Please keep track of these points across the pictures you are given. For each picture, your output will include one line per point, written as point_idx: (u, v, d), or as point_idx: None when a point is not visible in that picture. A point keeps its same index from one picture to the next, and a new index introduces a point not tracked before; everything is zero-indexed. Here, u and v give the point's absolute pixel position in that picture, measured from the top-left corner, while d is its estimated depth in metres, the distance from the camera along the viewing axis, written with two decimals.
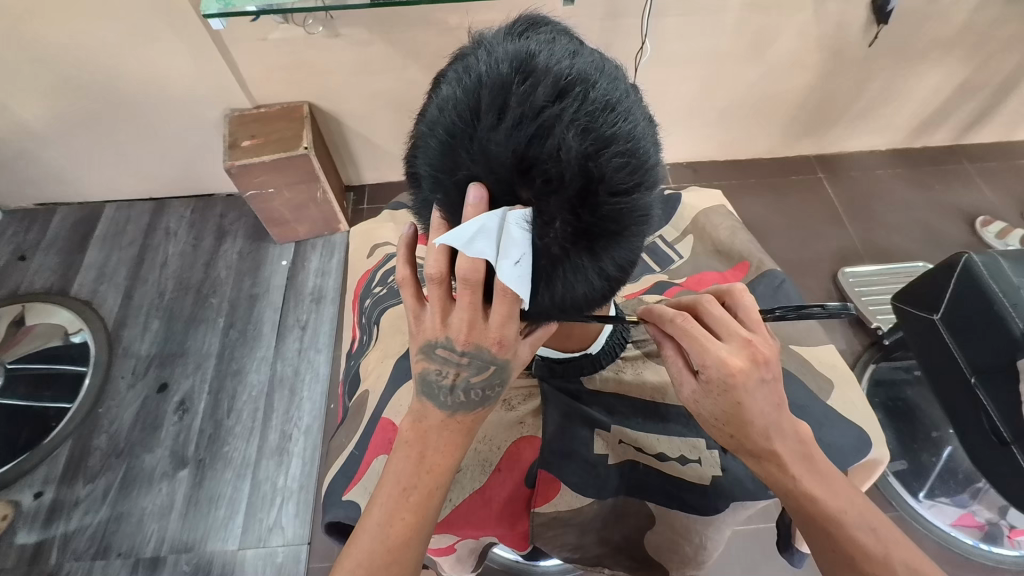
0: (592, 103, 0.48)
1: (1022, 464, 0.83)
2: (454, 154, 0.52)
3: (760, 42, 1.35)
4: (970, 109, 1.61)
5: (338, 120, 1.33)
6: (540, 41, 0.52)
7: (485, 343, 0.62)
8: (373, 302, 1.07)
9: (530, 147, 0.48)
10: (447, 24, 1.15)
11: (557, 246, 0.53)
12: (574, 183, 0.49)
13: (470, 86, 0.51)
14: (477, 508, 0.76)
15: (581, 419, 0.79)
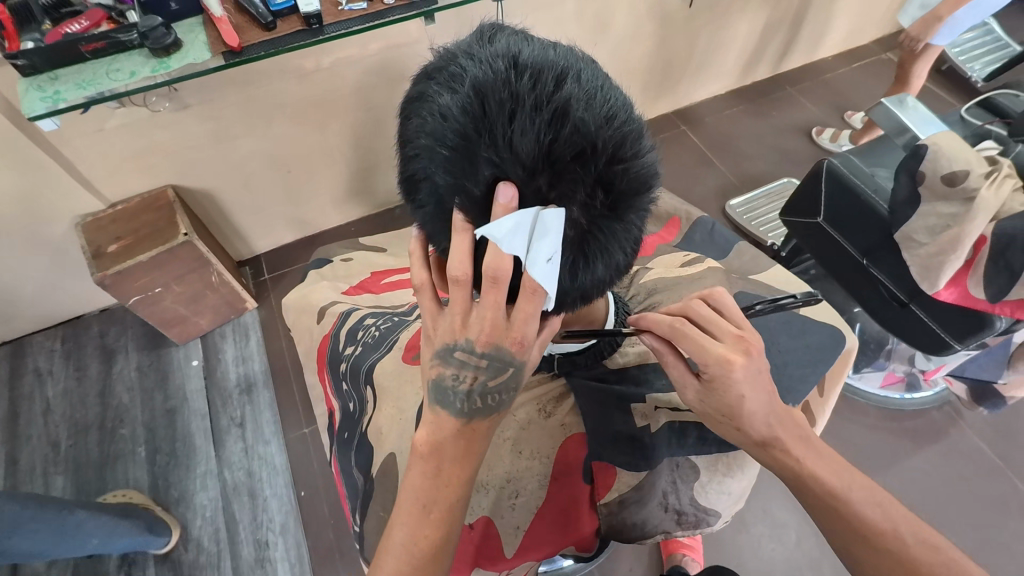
0: (591, 83, 0.40)
1: (921, 318, 0.92)
2: (460, 173, 0.41)
3: (603, 22, 1.28)
4: (778, 43, 1.63)
5: (209, 195, 1.19)
6: (510, 39, 0.43)
7: (506, 342, 0.46)
8: (350, 365, 0.70)
9: (558, 138, 0.38)
10: (305, 70, 1.04)
11: (590, 249, 0.43)
12: (604, 171, 0.40)
13: (459, 91, 0.40)
14: (545, 525, 0.60)
15: (604, 404, 0.60)
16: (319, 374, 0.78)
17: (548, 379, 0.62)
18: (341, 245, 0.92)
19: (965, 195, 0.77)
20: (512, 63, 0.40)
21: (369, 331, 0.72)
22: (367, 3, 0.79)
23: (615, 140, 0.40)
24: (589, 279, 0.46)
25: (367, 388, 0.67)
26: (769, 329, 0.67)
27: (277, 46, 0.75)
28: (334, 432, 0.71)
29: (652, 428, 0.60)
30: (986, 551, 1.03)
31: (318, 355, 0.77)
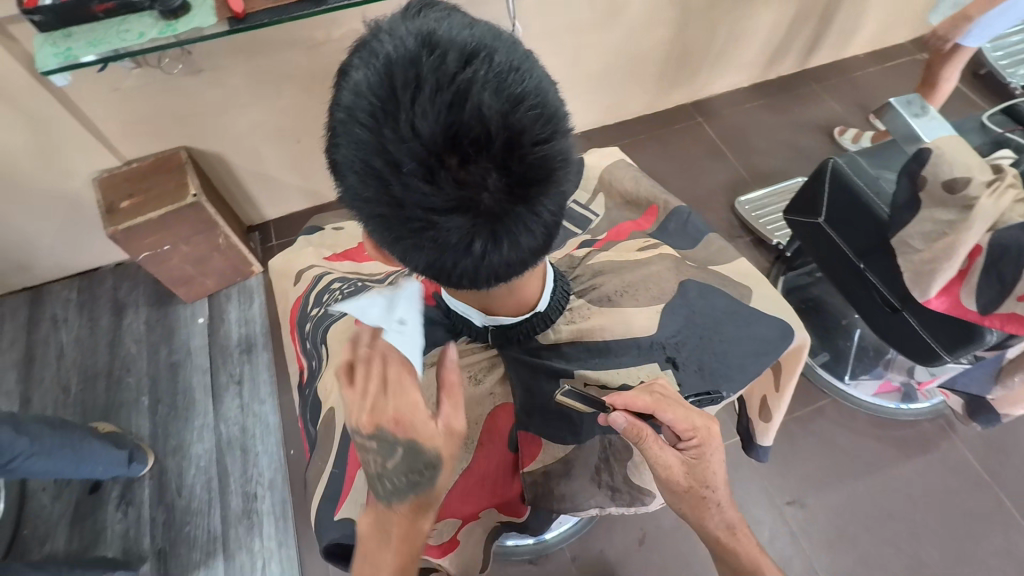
0: (501, 65, 0.41)
1: (912, 326, 0.90)
2: (367, 148, 0.41)
3: (619, 6, 1.26)
4: (805, 37, 1.58)
5: (220, 159, 1.22)
6: (432, 19, 0.44)
7: (388, 423, 0.46)
8: (315, 323, 0.73)
9: (457, 119, 0.39)
10: (315, 40, 1.05)
11: (494, 232, 0.44)
12: (505, 155, 0.41)
13: (372, 67, 0.41)
14: (472, 487, 0.63)
15: (533, 377, 0.61)
16: (290, 335, 0.80)
17: (483, 348, 0.64)
18: (332, 215, 0.94)
19: (963, 203, 0.75)
20: (424, 42, 0.40)
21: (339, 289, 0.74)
22: None
23: (518, 123, 0.40)
24: (501, 260, 0.46)
25: (324, 346, 0.69)
26: (714, 318, 0.65)
27: (280, 15, 0.77)
28: (303, 389, 0.74)
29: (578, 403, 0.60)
30: (964, 566, 1.02)
31: (291, 314, 0.80)
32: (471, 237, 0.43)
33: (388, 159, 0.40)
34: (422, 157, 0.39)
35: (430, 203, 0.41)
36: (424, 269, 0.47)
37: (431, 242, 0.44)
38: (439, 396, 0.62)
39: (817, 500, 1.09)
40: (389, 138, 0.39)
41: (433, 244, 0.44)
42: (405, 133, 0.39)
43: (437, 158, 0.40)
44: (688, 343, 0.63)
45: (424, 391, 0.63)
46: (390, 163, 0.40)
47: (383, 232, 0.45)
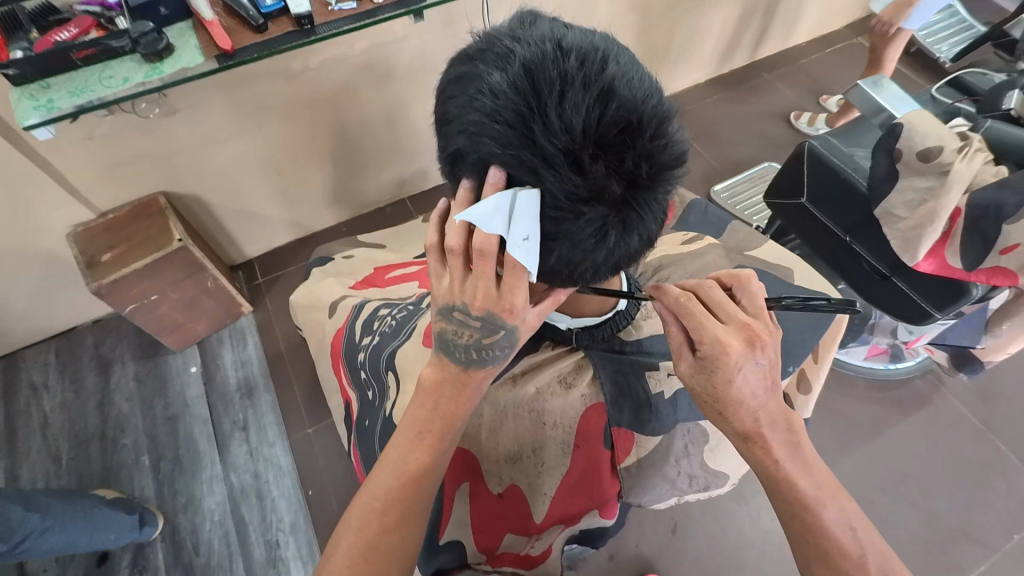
0: (630, 66, 0.42)
1: (902, 290, 0.96)
2: (514, 147, 0.41)
3: (583, 14, 1.30)
4: (754, 31, 1.67)
5: (200, 201, 1.19)
6: (549, 25, 0.45)
7: (498, 310, 0.50)
8: (369, 355, 0.70)
9: (607, 113, 0.40)
10: (293, 70, 1.04)
11: (630, 219, 0.44)
12: (648, 145, 0.42)
13: (507, 70, 0.41)
14: (571, 491, 0.62)
15: (623, 375, 0.62)
16: (334, 368, 0.78)
17: (567, 352, 0.63)
18: (342, 243, 0.95)
19: (939, 169, 0.81)
20: (558, 46, 0.41)
21: (381, 317, 0.73)
22: (356, 3, 0.80)
23: (655, 115, 0.42)
24: (625, 251, 0.48)
25: (388, 375, 0.66)
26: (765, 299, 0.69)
27: (269, 48, 0.76)
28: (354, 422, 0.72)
29: (665, 394, 0.62)
30: (973, 510, 1.08)
31: (333, 347, 0.78)
32: (610, 225, 0.44)
33: (537, 156, 0.41)
34: (573, 151, 0.40)
35: (578, 195, 0.41)
36: (553, 266, 0.47)
37: (571, 234, 0.44)
38: (533, 403, 0.60)
39: (830, 467, 1.14)
40: (541, 135, 0.40)
41: (574, 237, 0.44)
42: (557, 128, 0.39)
43: (586, 152, 0.40)
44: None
45: (519, 402, 0.60)
46: (540, 158, 0.40)
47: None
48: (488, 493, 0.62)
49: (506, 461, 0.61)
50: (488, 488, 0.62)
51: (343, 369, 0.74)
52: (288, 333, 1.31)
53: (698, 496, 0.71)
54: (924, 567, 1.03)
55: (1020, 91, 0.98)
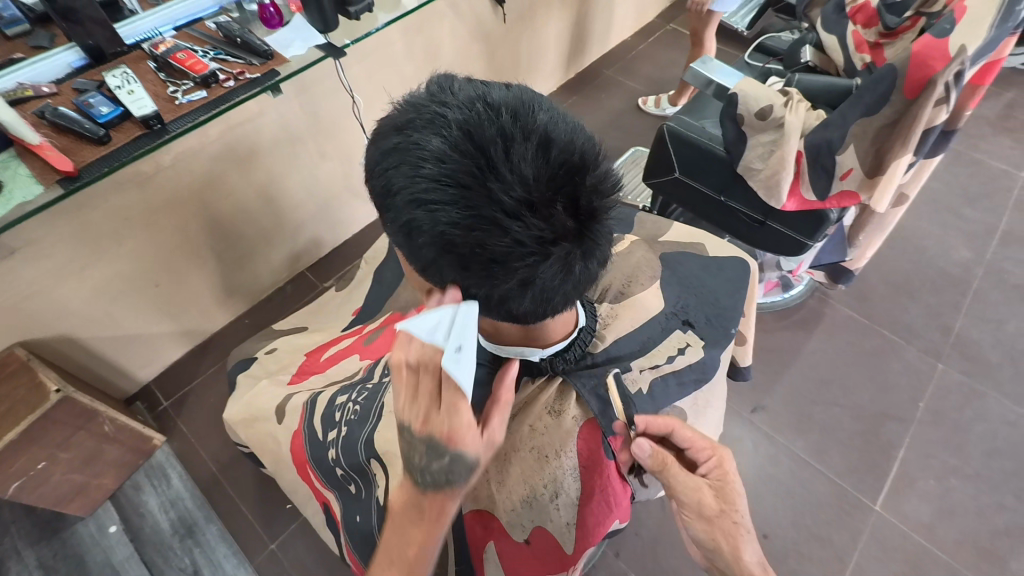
0: (555, 113, 0.46)
1: (779, 231, 1.09)
2: (473, 205, 0.42)
3: (432, 54, 1.33)
4: (586, 36, 1.82)
5: (69, 340, 1.04)
6: (469, 87, 0.47)
7: (458, 432, 0.51)
8: (339, 449, 0.66)
9: (550, 158, 0.43)
10: (144, 173, 0.95)
11: (590, 247, 0.47)
12: (591, 178, 0.45)
13: (447, 135, 0.43)
14: (598, 512, 0.61)
15: (602, 388, 0.63)
16: (302, 476, 0.71)
17: (546, 382, 0.65)
18: (255, 340, 0.88)
19: (776, 123, 0.95)
20: (488, 106, 0.44)
21: (340, 404, 0.69)
22: (206, 91, 0.76)
23: (589, 152, 0.46)
24: (590, 276, 0.50)
25: (373, 464, 0.63)
26: (697, 278, 0.75)
27: (119, 159, 0.69)
28: (340, 522, 0.68)
29: (643, 390, 0.65)
30: (884, 394, 1.25)
31: (294, 454, 0.71)
32: (576, 258, 0.46)
33: (499, 210, 0.42)
34: (530, 198, 0.42)
35: (545, 236, 0.43)
36: (526, 307, 0.48)
37: (543, 275, 0.45)
38: (531, 441, 0.61)
39: (768, 397, 1.26)
40: (496, 189, 0.42)
41: (547, 275, 0.45)
42: (512, 181, 0.42)
43: (543, 198, 0.43)
44: (692, 304, 0.72)
45: (518, 446, 0.62)
46: (500, 210, 0.42)
47: (484, 284, 0.46)
48: (513, 544, 0.62)
49: (521, 506, 0.60)
50: (514, 538, 0.61)
51: (317, 471, 0.69)
52: (217, 452, 1.18)
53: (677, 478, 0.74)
54: (864, 455, 1.18)
55: (809, 45, 1.18)
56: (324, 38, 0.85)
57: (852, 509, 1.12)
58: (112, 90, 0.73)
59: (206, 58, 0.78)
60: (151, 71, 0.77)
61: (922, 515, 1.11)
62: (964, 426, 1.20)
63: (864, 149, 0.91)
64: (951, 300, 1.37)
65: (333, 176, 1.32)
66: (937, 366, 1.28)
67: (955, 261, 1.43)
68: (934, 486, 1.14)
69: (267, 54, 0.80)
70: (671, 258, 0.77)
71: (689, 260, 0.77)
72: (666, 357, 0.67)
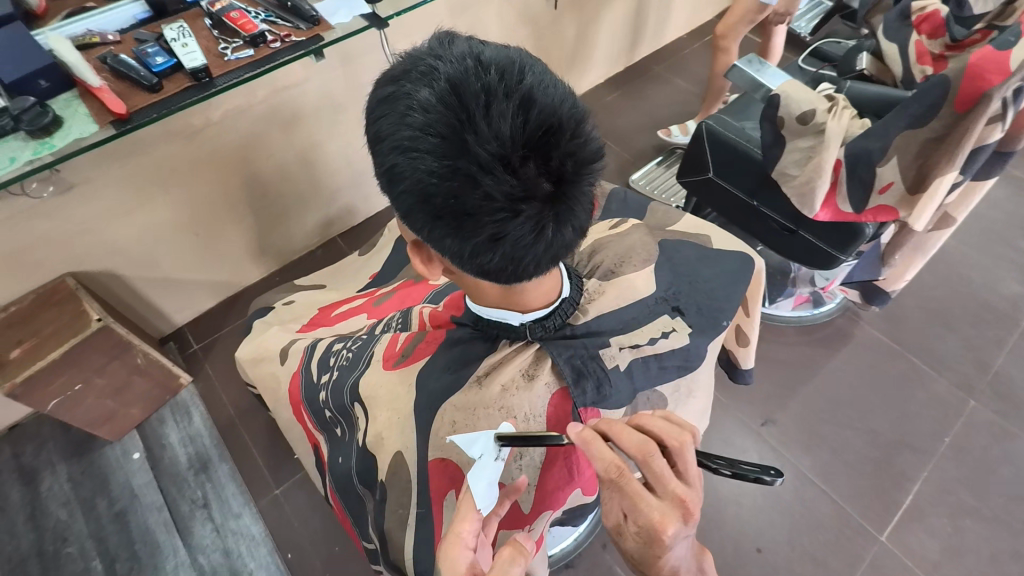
0: (545, 77, 0.47)
1: (808, 241, 1.06)
2: (449, 156, 0.44)
3: (478, 34, 1.34)
4: (638, 30, 1.79)
5: (114, 276, 1.12)
6: (467, 45, 0.49)
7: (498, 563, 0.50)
8: (330, 391, 0.71)
9: (530, 118, 0.44)
10: (193, 126, 1.01)
11: (563, 212, 0.48)
12: (569, 143, 0.46)
13: (435, 87, 0.45)
14: (556, 475, 0.62)
15: (578, 358, 0.62)
16: (296, 416, 0.77)
17: (523, 346, 0.63)
18: (278, 292, 0.93)
19: (817, 129, 0.92)
20: (479, 63, 0.46)
21: (336, 354, 0.74)
22: (253, 50, 0.80)
23: (572, 118, 0.47)
24: (565, 243, 0.51)
25: (355, 407, 0.68)
26: (691, 264, 0.71)
27: (168, 107, 0.74)
28: (327, 464, 0.73)
29: (621, 368, 0.62)
30: (905, 423, 1.20)
31: (290, 395, 0.76)
32: (547, 220, 0.47)
33: (472, 163, 0.44)
34: (504, 155, 0.44)
35: (514, 194, 0.44)
36: (496, 265, 0.49)
37: (512, 234, 0.46)
38: (500, 400, 0.59)
39: (781, 412, 1.23)
40: (472, 142, 0.43)
41: (515, 233, 0.46)
42: (488, 136, 0.43)
43: (517, 156, 0.44)
44: (683, 291, 0.68)
45: None
46: (475, 164, 0.44)
47: (457, 238, 0.47)
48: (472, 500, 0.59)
49: None
50: None
51: (309, 413, 0.74)
52: (235, 398, 1.25)
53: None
54: (875, 482, 1.13)
55: (866, 53, 1.13)
56: (369, 8, 0.88)
57: (854, 535, 1.08)
58: (169, 43, 0.77)
59: (256, 19, 0.82)
60: (206, 28, 0.82)
61: (929, 552, 1.06)
62: (989, 467, 1.14)
63: (906, 162, 0.86)
64: (993, 335, 1.29)
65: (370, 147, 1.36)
66: (968, 402, 1.21)
67: (1003, 295, 1.35)
68: (947, 524, 1.09)
69: (313, 19, 0.83)
70: (668, 244, 0.73)
71: (687, 249, 0.73)
72: (648, 338, 0.64)
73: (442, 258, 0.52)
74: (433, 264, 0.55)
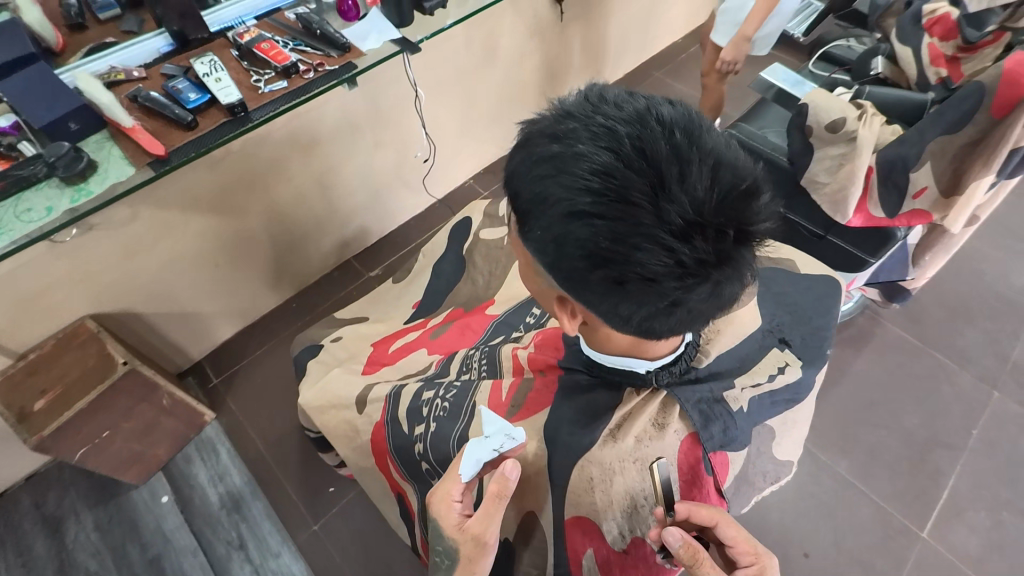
0: (720, 136, 0.47)
1: (838, 246, 1.07)
2: (641, 223, 0.42)
3: (490, 49, 1.33)
4: (639, 37, 1.80)
5: (133, 313, 1.09)
6: (632, 101, 0.48)
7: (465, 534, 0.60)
8: (427, 446, 0.69)
9: (719, 181, 0.44)
10: (214, 158, 0.98)
11: (743, 271, 0.47)
12: (755, 205, 0.46)
13: (618, 151, 0.44)
14: None
15: (704, 402, 0.62)
16: (382, 468, 0.76)
17: (650, 394, 0.63)
18: (320, 326, 0.92)
19: (847, 137, 0.92)
20: (659, 124, 0.45)
21: (423, 404, 0.72)
22: (286, 81, 0.78)
23: (755, 177, 0.46)
24: (733, 300, 0.50)
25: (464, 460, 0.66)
26: (793, 298, 0.74)
27: (205, 144, 0.71)
28: (416, 514, 0.74)
29: (744, 408, 0.63)
30: (935, 419, 1.21)
31: (374, 444, 0.75)
32: (729, 283, 0.46)
33: (667, 231, 0.43)
34: (699, 221, 0.43)
35: (707, 260, 0.44)
36: (666, 325, 0.48)
37: (694, 298, 0.46)
38: (635, 453, 0.59)
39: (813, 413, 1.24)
40: (665, 207, 0.42)
41: (701, 297, 0.45)
42: (680, 201, 0.43)
43: (711, 222, 0.43)
44: (787, 323, 0.71)
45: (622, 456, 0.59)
46: (669, 232, 0.43)
47: (634, 303, 0.46)
48: (611, 551, 0.60)
49: (619, 515, 0.59)
50: (609, 546, 0.60)
51: (399, 467, 0.73)
52: (263, 431, 1.21)
53: (774, 489, 0.70)
54: (911, 479, 1.15)
55: (881, 57, 1.14)
56: (399, 33, 0.86)
57: (896, 534, 1.09)
58: (200, 77, 0.75)
59: (287, 48, 0.80)
60: (234, 58, 0.79)
61: (970, 547, 1.08)
62: (1020, 458, 1.16)
63: (941, 167, 0.88)
64: (1010, 327, 1.32)
65: (386, 168, 1.34)
66: (993, 394, 1.24)
67: (1015, 286, 1.38)
68: (984, 518, 1.10)
69: (345, 46, 0.81)
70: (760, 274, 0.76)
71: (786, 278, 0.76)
72: (767, 376, 0.66)
73: (596, 315, 0.51)
74: (574, 317, 0.54)
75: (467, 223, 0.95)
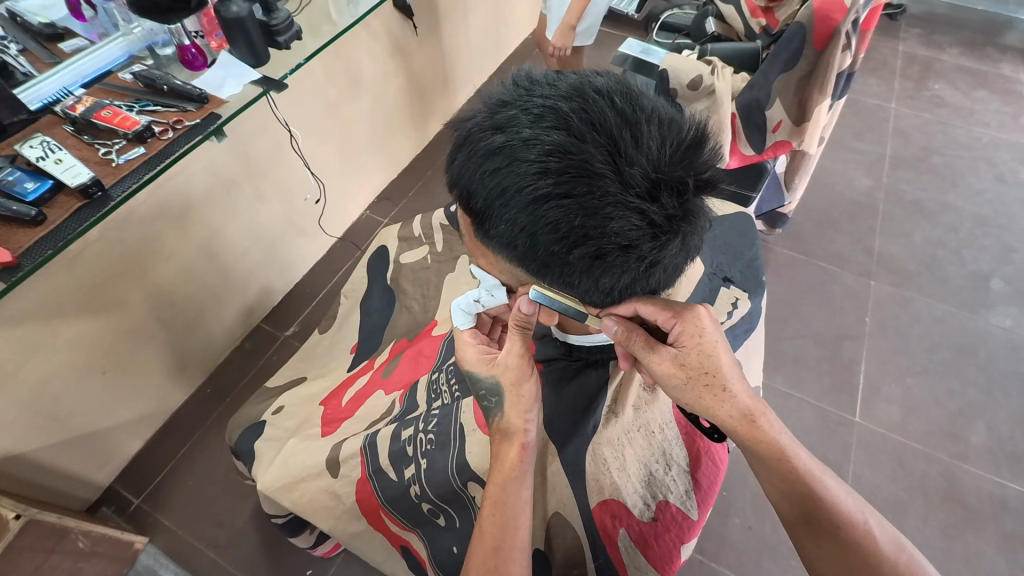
0: (653, 98, 0.49)
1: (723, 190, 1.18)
2: (608, 191, 0.43)
3: (353, 76, 1.28)
4: (492, 39, 1.84)
5: (9, 456, 0.91)
6: (563, 80, 0.49)
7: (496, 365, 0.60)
8: (423, 485, 0.65)
9: (668, 138, 0.45)
10: (70, 253, 0.85)
11: (704, 219, 0.49)
12: (703, 154, 0.48)
13: (567, 127, 0.44)
14: (708, 468, 0.64)
15: None
16: (378, 525, 0.71)
17: None
18: (254, 403, 0.84)
19: (707, 91, 1.01)
20: (597, 96, 0.46)
21: (409, 444, 0.68)
22: (143, 147, 0.69)
23: (696, 129, 0.49)
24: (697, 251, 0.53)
25: (470, 487, 0.63)
26: (724, 237, 0.80)
27: (62, 239, 0.62)
28: (427, 560, 0.70)
29: None
30: (836, 318, 1.38)
31: (362, 503, 0.70)
32: (695, 233, 0.48)
33: (634, 194, 0.43)
34: (662, 179, 0.44)
35: (675, 214, 0.45)
36: (645, 288, 0.50)
37: (670, 253, 0.47)
38: (638, 421, 0.64)
39: None
40: (626, 171, 0.43)
41: (674, 252, 0.47)
42: (639, 162, 0.43)
43: (671, 177, 0.45)
44: (726, 261, 0.77)
45: (624, 426, 0.63)
46: (637, 195, 0.43)
47: (615, 273, 0.47)
48: (642, 525, 0.61)
49: (637, 484, 0.62)
50: (641, 518, 0.62)
51: (399, 517, 0.69)
52: (212, 538, 1.08)
53: None
54: (834, 375, 1.30)
55: (711, 17, 1.26)
56: (258, 73, 0.80)
57: (836, 425, 1.23)
58: (34, 163, 0.64)
59: (133, 112, 0.71)
60: (71, 135, 0.69)
61: (892, 415, 1.24)
62: (906, 330, 1.35)
63: (788, 101, 1.00)
64: (867, 224, 1.54)
65: (275, 219, 1.25)
66: (870, 283, 1.43)
67: (861, 190, 1.61)
68: (895, 388, 1.27)
69: (202, 97, 0.74)
70: None
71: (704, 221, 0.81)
72: (726, 314, 0.72)
73: (576, 296, 0.51)
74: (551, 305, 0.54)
75: (383, 254, 0.92)
